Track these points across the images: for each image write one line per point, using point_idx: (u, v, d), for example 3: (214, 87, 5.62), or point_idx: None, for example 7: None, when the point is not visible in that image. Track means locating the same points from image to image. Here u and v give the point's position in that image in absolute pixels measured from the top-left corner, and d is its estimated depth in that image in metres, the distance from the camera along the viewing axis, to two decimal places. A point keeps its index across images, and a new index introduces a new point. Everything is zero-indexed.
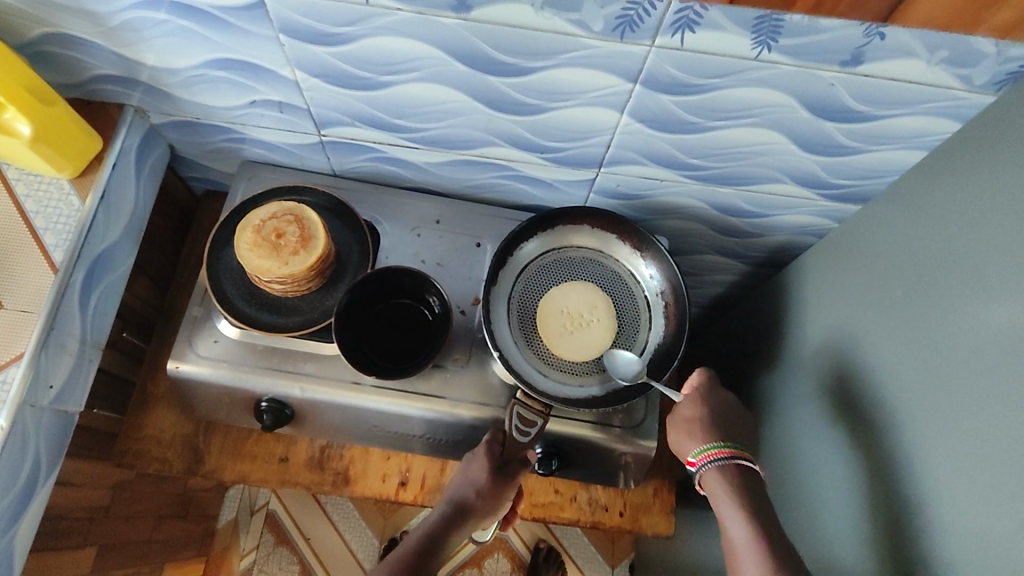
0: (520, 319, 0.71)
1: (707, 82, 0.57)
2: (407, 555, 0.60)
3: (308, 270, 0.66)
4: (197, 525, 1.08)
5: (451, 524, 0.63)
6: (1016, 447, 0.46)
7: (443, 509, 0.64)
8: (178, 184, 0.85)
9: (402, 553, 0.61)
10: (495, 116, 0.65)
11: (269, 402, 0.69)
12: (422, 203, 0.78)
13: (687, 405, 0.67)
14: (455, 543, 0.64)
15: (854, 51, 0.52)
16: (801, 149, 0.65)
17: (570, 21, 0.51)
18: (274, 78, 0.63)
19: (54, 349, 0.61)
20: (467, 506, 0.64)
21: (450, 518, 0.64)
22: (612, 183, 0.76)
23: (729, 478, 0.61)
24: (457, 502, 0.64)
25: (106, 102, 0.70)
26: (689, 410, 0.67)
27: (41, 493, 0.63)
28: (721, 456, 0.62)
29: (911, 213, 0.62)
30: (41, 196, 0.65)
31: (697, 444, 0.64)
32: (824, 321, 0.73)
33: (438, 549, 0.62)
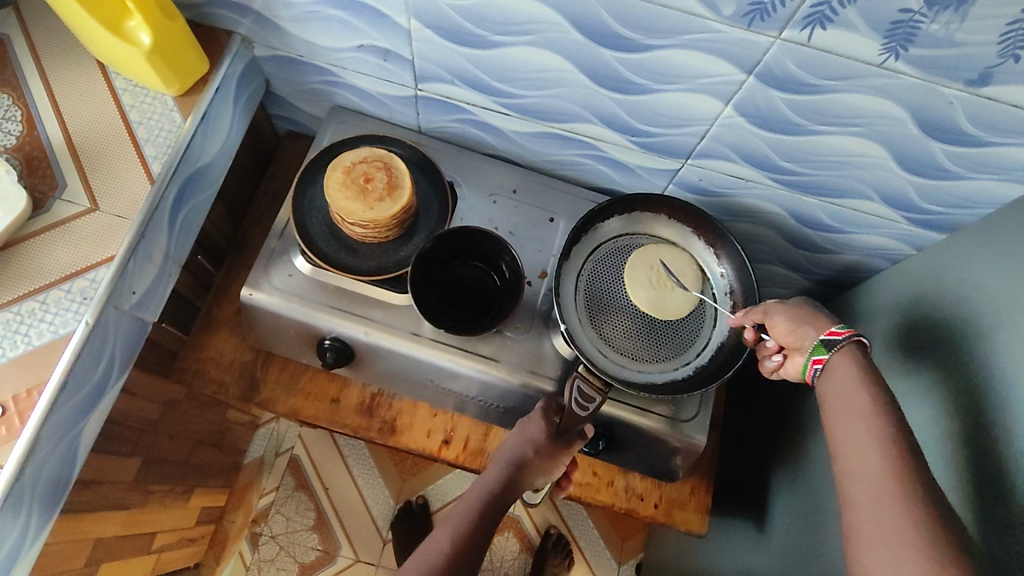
0: (587, 296, 0.71)
1: (823, 83, 0.56)
2: (469, 512, 0.60)
3: (391, 218, 0.66)
4: (227, 457, 1.10)
5: (511, 485, 0.63)
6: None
7: (503, 470, 0.64)
8: (264, 121, 0.86)
9: (464, 511, 0.60)
10: (597, 91, 0.65)
11: (333, 341, 0.70)
12: (502, 171, 0.79)
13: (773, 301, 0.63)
14: (511, 502, 0.64)
15: (983, 70, 0.51)
16: (900, 166, 0.64)
17: (701, 2, 0.51)
18: (386, 23, 0.64)
19: (142, 257, 0.63)
20: (527, 468, 0.64)
21: (509, 479, 0.63)
22: (694, 176, 0.75)
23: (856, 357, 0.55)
24: (517, 464, 0.64)
25: (216, 27, 0.71)
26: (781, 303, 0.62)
27: (110, 393, 0.64)
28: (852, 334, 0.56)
29: (1002, 244, 0.61)
30: (145, 109, 0.67)
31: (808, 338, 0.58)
32: (888, 343, 0.72)
33: (495, 505, 0.62)
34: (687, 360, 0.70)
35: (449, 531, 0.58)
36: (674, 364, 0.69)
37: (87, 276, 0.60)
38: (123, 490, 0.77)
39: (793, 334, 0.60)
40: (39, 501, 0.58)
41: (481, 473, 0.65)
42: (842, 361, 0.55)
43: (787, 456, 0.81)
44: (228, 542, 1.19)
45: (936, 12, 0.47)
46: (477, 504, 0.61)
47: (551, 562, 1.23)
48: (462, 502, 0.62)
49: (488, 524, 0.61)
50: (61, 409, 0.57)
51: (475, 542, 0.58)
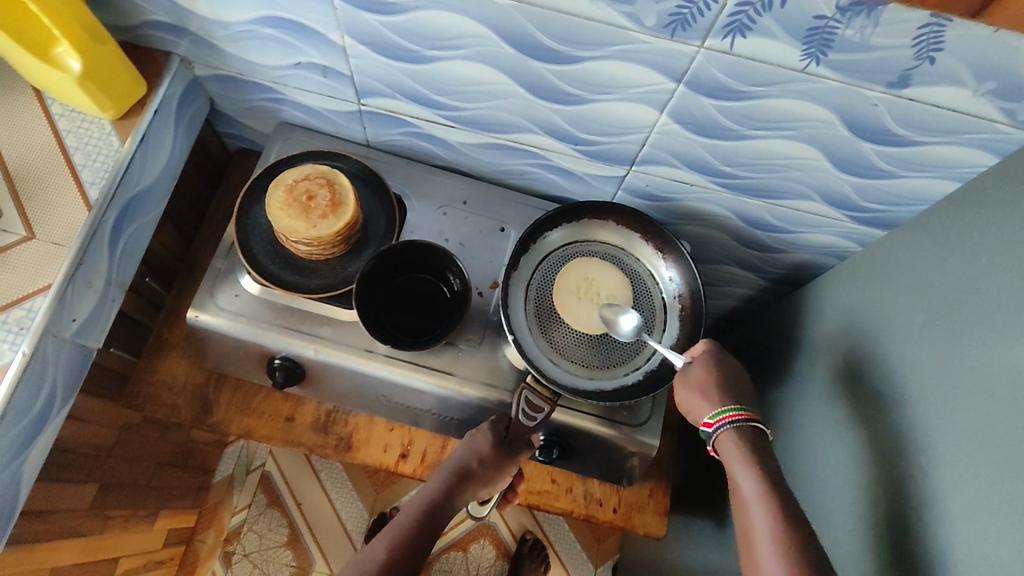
0: (536, 305, 0.71)
1: (751, 89, 0.57)
2: (406, 523, 0.61)
3: (334, 235, 0.66)
4: (194, 477, 1.09)
5: (453, 494, 0.63)
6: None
7: (446, 479, 0.64)
8: (213, 139, 0.86)
9: (401, 519, 0.61)
10: (536, 102, 0.66)
11: (282, 360, 0.70)
12: (451, 183, 0.79)
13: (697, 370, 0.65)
14: (454, 511, 0.65)
15: (903, 73, 0.52)
16: (836, 167, 0.65)
17: (623, 14, 0.52)
18: (322, 40, 0.64)
19: (81, 284, 0.62)
20: (469, 477, 0.64)
21: (451, 488, 0.64)
22: (640, 182, 0.76)
23: (745, 437, 0.61)
24: (460, 473, 0.64)
25: (154, 49, 0.71)
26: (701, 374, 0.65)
27: (53, 422, 0.64)
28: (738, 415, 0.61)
29: (936, 241, 0.62)
30: (82, 133, 0.66)
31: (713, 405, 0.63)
32: (835, 340, 0.73)
33: (435, 515, 0.62)
34: (638, 365, 0.70)
35: (384, 540, 0.59)
36: (626, 370, 0.70)
37: (23, 306, 0.59)
38: (78, 517, 0.77)
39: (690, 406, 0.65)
40: None
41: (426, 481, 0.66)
42: (732, 443, 0.61)
43: None
44: (199, 562, 1.18)
45: (849, 18, 0.48)
46: (415, 513, 0.62)
47: (527, 567, 1.23)
48: (402, 510, 0.62)
49: (426, 533, 0.61)
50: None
51: (408, 555, 0.59)
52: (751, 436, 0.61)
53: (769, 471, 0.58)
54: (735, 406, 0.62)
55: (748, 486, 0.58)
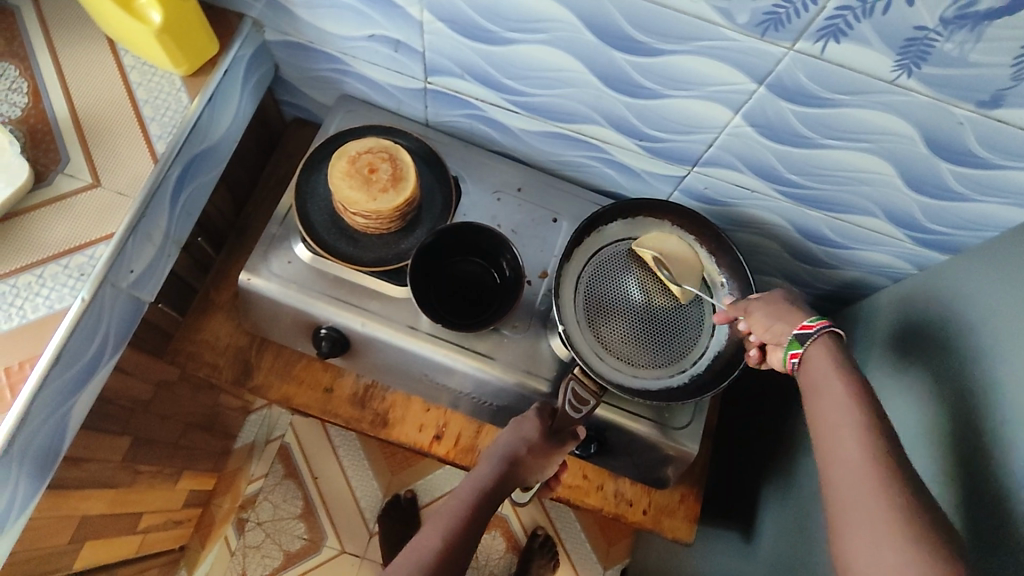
0: (586, 298, 0.70)
1: (834, 97, 0.56)
2: (461, 506, 0.59)
3: (393, 210, 0.66)
4: (218, 441, 1.10)
5: (504, 481, 0.63)
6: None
7: (496, 465, 0.63)
8: (271, 106, 0.86)
9: (458, 503, 0.59)
10: (607, 93, 0.65)
11: (329, 330, 0.70)
12: (507, 169, 0.79)
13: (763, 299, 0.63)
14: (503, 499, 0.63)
15: (996, 92, 0.51)
16: (906, 185, 0.64)
17: (717, 8, 0.51)
18: (399, 14, 0.64)
19: (141, 237, 0.63)
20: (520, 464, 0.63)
21: (503, 474, 0.63)
22: (699, 184, 0.75)
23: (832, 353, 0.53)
24: (510, 459, 0.63)
25: (227, 9, 0.71)
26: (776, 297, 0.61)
27: (102, 371, 0.64)
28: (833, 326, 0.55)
29: (1005, 268, 0.60)
30: (152, 87, 0.66)
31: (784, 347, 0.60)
32: (884, 361, 0.72)
33: (489, 501, 0.61)
34: (684, 367, 0.70)
35: (442, 524, 0.57)
36: (671, 371, 0.69)
37: (85, 253, 0.60)
38: (110, 468, 0.77)
39: (770, 330, 0.59)
40: (27, 473, 0.58)
41: (473, 470, 0.64)
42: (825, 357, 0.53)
43: (778, 469, 0.81)
44: (215, 526, 1.18)
45: (951, 31, 0.47)
46: (469, 496, 0.60)
47: (536, 563, 1.23)
48: (456, 496, 0.61)
49: (483, 518, 0.59)
50: (53, 383, 0.57)
51: (468, 536, 0.57)
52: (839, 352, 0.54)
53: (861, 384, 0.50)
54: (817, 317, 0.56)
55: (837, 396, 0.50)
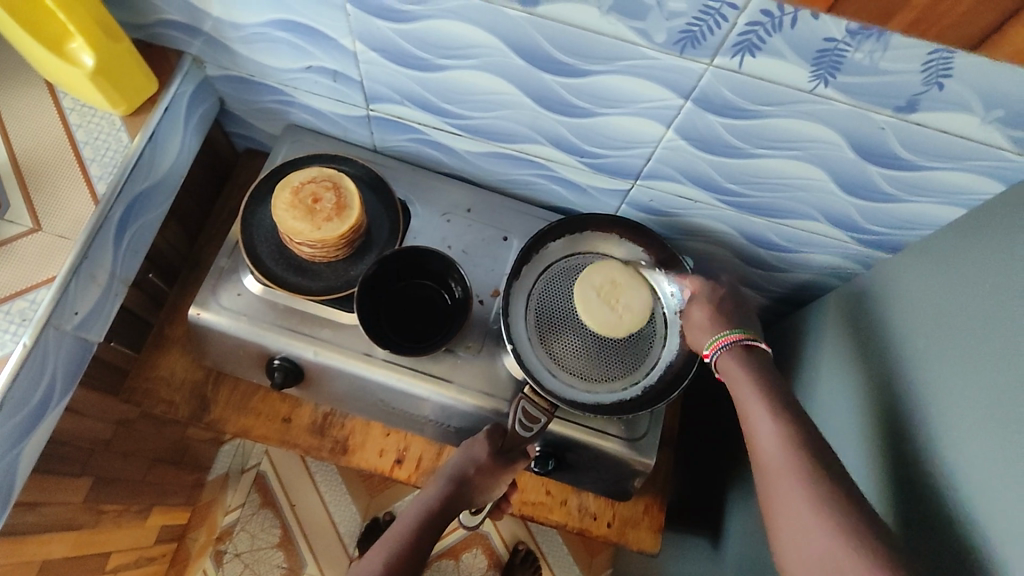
0: (536, 316, 0.71)
1: (758, 108, 0.57)
2: (403, 529, 0.62)
3: (338, 238, 0.66)
4: (189, 474, 1.10)
5: (448, 503, 0.65)
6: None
7: (441, 487, 0.66)
8: (221, 138, 0.86)
9: (398, 527, 0.63)
10: (543, 113, 0.66)
11: (282, 361, 0.70)
12: (455, 191, 0.79)
13: (697, 309, 0.68)
14: (450, 519, 0.66)
15: (910, 97, 0.52)
16: (840, 189, 0.65)
17: (634, 29, 0.52)
18: (333, 46, 0.65)
19: (84, 278, 0.63)
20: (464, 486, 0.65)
21: (447, 496, 0.65)
22: (645, 197, 0.76)
23: (743, 355, 0.62)
24: (455, 481, 0.66)
25: (166, 48, 0.72)
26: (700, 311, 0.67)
27: (52, 413, 0.64)
28: (732, 340, 0.63)
29: (939, 267, 0.61)
30: (92, 128, 0.67)
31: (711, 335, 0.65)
32: (834, 362, 0.73)
33: (432, 524, 0.64)
34: (637, 379, 0.70)
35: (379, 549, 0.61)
36: (624, 384, 0.70)
37: (26, 297, 0.60)
38: (70, 510, 0.76)
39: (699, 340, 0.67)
40: None
41: (423, 490, 0.67)
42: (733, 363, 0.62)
43: (741, 474, 0.81)
44: (189, 561, 1.17)
45: (858, 41, 0.48)
46: (411, 520, 0.63)
47: None
48: (399, 519, 0.64)
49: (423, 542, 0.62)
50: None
51: (407, 559, 0.60)
52: (754, 361, 0.62)
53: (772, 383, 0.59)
54: (737, 329, 0.64)
55: (749, 397, 0.58)
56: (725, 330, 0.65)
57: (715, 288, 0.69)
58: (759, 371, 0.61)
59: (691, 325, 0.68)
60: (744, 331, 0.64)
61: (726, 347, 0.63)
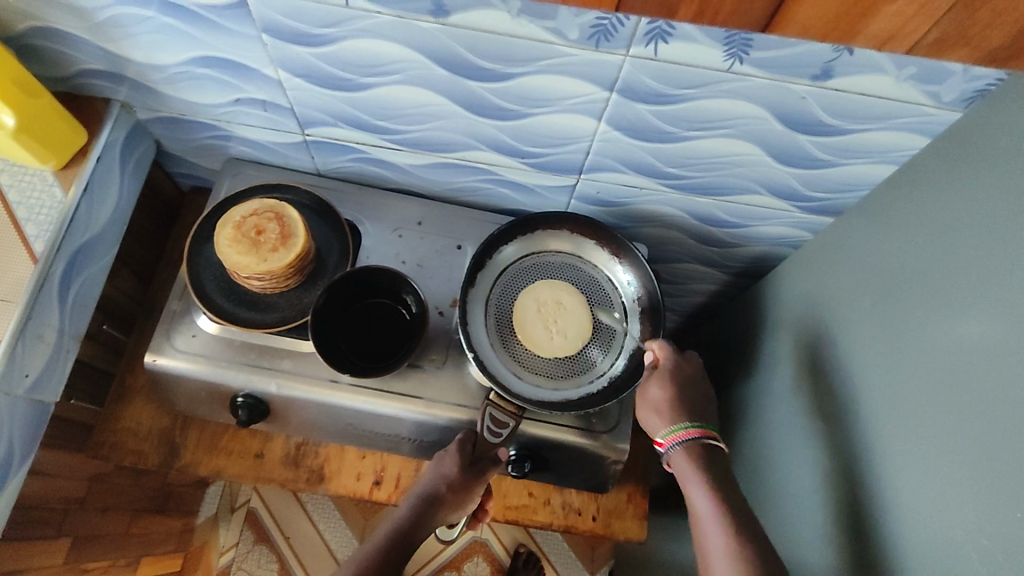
0: (496, 320, 0.71)
1: (682, 92, 0.58)
2: (374, 548, 0.63)
3: (286, 267, 0.66)
4: (175, 521, 1.08)
5: (421, 519, 0.65)
6: (985, 463, 0.44)
7: (414, 503, 0.66)
8: (163, 179, 0.85)
9: (370, 546, 0.63)
10: (476, 120, 0.66)
11: (245, 398, 0.69)
12: (404, 205, 0.79)
13: (655, 388, 0.68)
14: (426, 534, 0.66)
15: (825, 65, 0.53)
16: (776, 160, 0.66)
17: (546, 28, 0.52)
18: (257, 76, 0.64)
19: (31, 339, 0.62)
20: (436, 501, 0.66)
21: (421, 512, 0.66)
22: (592, 189, 0.76)
23: (699, 452, 0.65)
24: (428, 497, 0.66)
25: (93, 97, 0.71)
26: (658, 393, 0.68)
27: (13, 480, 0.63)
28: (690, 436, 0.65)
29: (880, 225, 0.62)
30: (24, 187, 0.65)
31: (667, 423, 0.67)
32: (794, 330, 0.73)
33: (405, 541, 0.64)
34: (603, 371, 0.70)
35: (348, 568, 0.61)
36: (590, 376, 0.70)
37: None
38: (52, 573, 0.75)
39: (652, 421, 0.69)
40: None
41: (397, 506, 0.68)
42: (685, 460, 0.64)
43: None
44: None
45: None
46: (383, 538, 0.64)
47: None
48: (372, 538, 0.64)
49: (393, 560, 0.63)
50: None
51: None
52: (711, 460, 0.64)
53: (722, 483, 0.62)
54: (692, 423, 0.66)
55: (701, 502, 0.61)
56: (683, 422, 0.66)
57: (679, 366, 0.70)
58: (711, 470, 0.63)
59: (645, 402, 0.69)
60: (703, 425, 0.66)
61: (680, 442, 0.65)
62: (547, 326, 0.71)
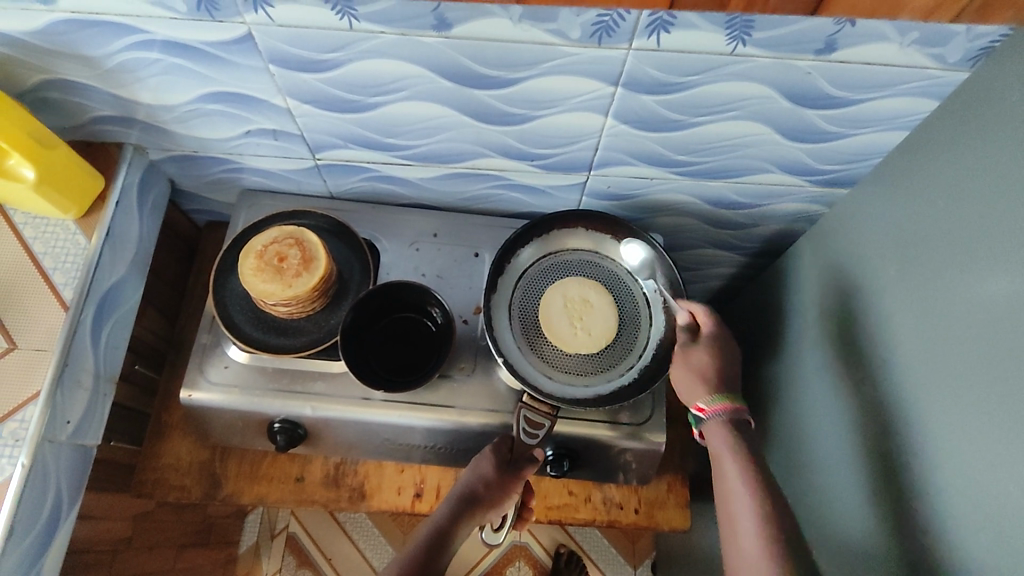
0: (521, 323, 0.72)
1: (685, 80, 0.58)
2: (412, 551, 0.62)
3: (311, 291, 0.67)
4: (219, 552, 1.09)
5: (458, 520, 0.65)
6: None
7: (451, 504, 0.65)
8: (179, 217, 0.86)
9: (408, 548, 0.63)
10: (483, 127, 0.67)
11: (282, 423, 0.70)
12: (419, 218, 0.80)
13: (690, 367, 0.66)
14: (463, 537, 0.66)
15: (828, 39, 0.53)
16: (787, 138, 0.66)
17: (548, 31, 0.53)
18: (266, 106, 0.65)
19: (69, 384, 0.63)
20: (473, 501, 0.65)
21: (457, 512, 0.65)
22: (603, 185, 0.77)
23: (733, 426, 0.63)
24: (465, 497, 0.65)
25: (106, 143, 0.72)
26: (693, 371, 0.66)
27: (64, 525, 0.65)
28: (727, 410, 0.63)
29: (896, 192, 0.62)
30: (48, 238, 0.67)
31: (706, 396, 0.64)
32: (818, 304, 0.73)
33: (442, 544, 0.63)
34: (633, 363, 0.71)
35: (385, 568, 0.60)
36: (620, 371, 0.70)
37: (15, 418, 0.60)
38: None
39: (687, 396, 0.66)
40: None
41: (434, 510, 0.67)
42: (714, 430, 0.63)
43: None
44: None
45: None
46: (421, 540, 0.63)
47: None
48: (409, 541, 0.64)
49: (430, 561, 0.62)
50: (11, 557, 0.58)
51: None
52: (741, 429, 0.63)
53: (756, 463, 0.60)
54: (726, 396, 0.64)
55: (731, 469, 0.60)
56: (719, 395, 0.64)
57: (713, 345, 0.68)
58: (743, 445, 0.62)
59: (680, 380, 0.67)
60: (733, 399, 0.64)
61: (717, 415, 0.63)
62: (575, 320, 0.71)
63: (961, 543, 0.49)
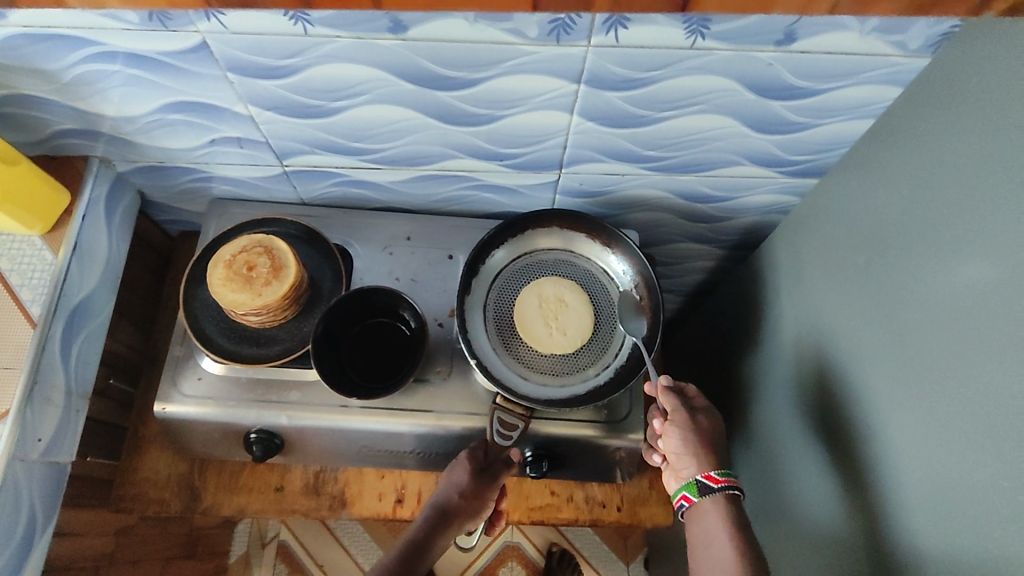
0: (496, 324, 0.71)
1: (647, 75, 0.58)
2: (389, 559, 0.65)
3: (281, 299, 0.66)
4: (207, 563, 1.09)
5: (435, 528, 0.67)
6: (993, 404, 0.44)
7: (428, 513, 0.67)
8: (151, 228, 0.86)
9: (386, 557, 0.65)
10: (449, 129, 0.66)
11: (258, 433, 0.69)
12: (391, 222, 0.79)
13: (674, 437, 0.65)
14: (443, 543, 0.68)
15: (787, 29, 0.53)
16: (754, 130, 0.66)
17: (505, 30, 0.52)
18: (229, 114, 0.65)
19: (39, 402, 0.63)
20: (448, 510, 0.67)
21: (434, 521, 0.67)
22: (574, 182, 0.76)
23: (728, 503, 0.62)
24: (441, 505, 0.67)
25: (72, 156, 0.71)
26: (677, 440, 0.64)
27: (39, 543, 0.64)
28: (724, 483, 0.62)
29: (864, 181, 0.62)
30: (14, 254, 0.66)
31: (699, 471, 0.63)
32: (793, 295, 0.73)
33: (419, 552, 0.66)
34: (609, 362, 0.70)
35: None
36: (596, 369, 0.70)
37: None
38: None
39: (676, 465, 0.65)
40: None
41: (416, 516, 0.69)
42: (712, 511, 0.61)
43: None
44: None
45: None
46: (399, 548, 0.66)
47: None
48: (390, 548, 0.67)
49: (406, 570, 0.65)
50: None
51: None
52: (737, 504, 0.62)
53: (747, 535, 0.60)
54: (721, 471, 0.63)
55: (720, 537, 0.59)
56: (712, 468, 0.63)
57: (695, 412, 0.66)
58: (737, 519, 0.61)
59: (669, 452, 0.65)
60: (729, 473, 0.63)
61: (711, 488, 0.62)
62: (551, 321, 0.71)
63: (936, 531, 0.49)
